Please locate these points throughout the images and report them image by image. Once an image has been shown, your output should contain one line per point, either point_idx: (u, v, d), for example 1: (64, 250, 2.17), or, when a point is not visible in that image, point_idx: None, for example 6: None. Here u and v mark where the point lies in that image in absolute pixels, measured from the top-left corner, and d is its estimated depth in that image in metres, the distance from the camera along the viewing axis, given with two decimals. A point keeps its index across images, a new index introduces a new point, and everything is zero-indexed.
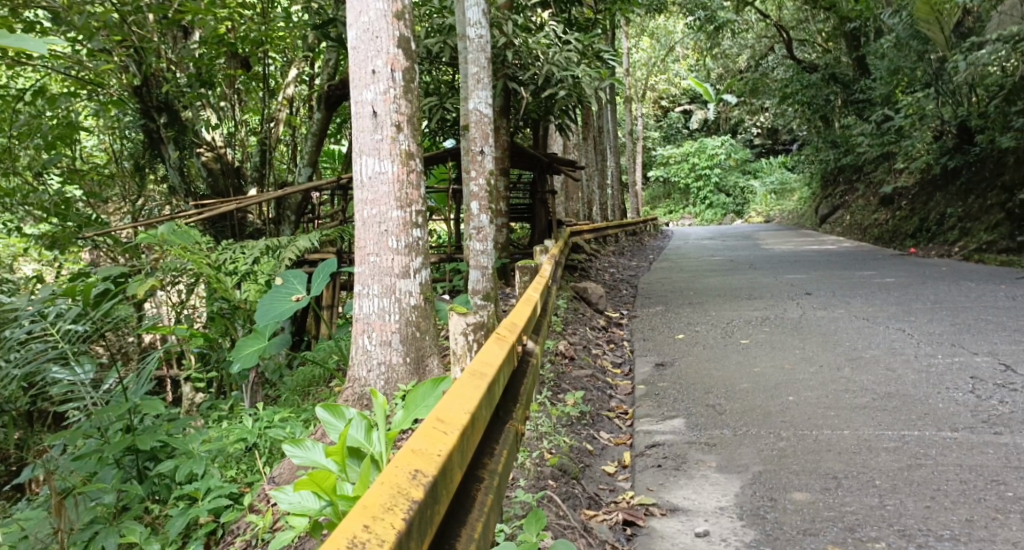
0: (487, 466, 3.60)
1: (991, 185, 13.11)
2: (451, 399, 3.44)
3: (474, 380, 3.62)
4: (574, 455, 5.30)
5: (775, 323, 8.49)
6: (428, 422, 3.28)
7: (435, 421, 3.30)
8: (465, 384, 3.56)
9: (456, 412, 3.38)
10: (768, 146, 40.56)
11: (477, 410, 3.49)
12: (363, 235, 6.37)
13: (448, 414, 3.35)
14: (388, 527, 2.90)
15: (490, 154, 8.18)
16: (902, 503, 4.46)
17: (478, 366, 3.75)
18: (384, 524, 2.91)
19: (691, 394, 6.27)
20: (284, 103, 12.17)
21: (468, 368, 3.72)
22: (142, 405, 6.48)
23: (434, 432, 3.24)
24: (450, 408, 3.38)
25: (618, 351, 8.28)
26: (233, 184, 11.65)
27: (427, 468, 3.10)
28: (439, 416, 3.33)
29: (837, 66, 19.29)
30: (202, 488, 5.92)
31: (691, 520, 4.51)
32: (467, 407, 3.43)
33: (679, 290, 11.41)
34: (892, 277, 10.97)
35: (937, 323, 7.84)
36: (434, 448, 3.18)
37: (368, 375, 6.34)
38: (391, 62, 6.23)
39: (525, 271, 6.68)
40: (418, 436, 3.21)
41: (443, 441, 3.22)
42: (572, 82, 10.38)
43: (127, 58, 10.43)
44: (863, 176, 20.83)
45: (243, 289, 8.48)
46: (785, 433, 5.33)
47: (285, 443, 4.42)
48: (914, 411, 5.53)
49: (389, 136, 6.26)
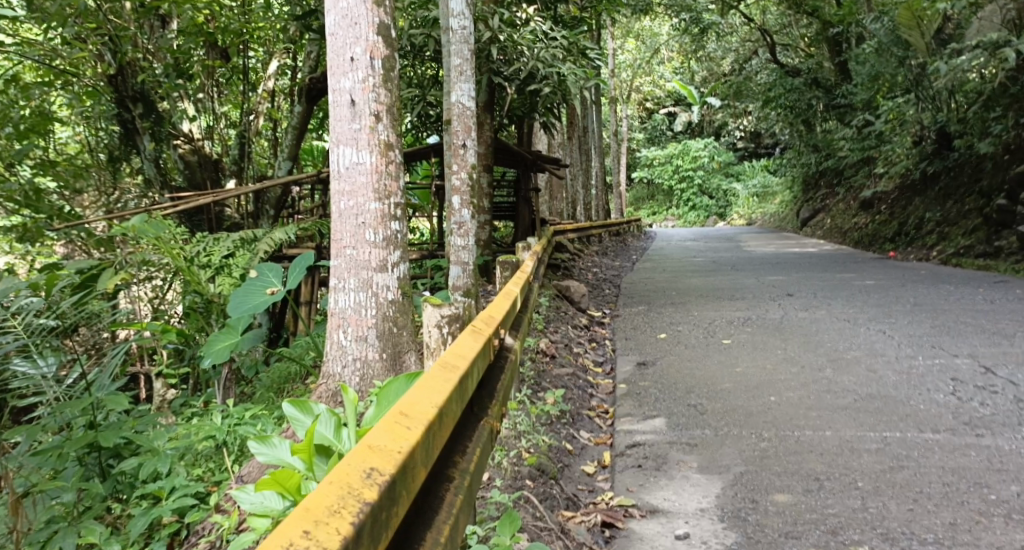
0: (458, 465, 3.48)
1: (970, 190, 13.12)
2: (420, 392, 3.30)
3: (446, 373, 3.50)
4: (553, 454, 5.19)
5: (757, 324, 8.42)
6: (391, 416, 3.13)
7: (399, 415, 3.15)
8: (436, 377, 3.43)
9: (423, 406, 3.23)
10: (751, 150, 40.66)
11: (446, 404, 3.35)
12: (340, 227, 6.24)
13: (414, 409, 3.20)
14: (333, 532, 2.68)
15: (472, 148, 8.06)
16: (884, 506, 4.37)
17: (451, 359, 3.64)
18: (327, 529, 2.69)
19: (673, 394, 6.17)
20: (264, 96, 12.01)
21: (441, 360, 3.60)
22: (105, 400, 6.27)
23: (396, 428, 3.08)
24: (418, 402, 3.24)
25: (600, 350, 8.18)
26: (211, 177, 11.47)
27: (384, 466, 2.91)
28: (404, 410, 3.18)
29: (819, 69, 19.38)
30: (167, 486, 5.78)
31: (670, 522, 4.40)
32: (435, 401, 3.30)
33: (661, 290, 11.34)
34: (873, 279, 10.94)
35: (918, 326, 7.78)
36: (395, 444, 3.01)
37: (342, 371, 6.20)
38: (370, 49, 6.09)
39: (506, 267, 6.54)
40: (379, 432, 3.04)
41: (406, 437, 3.05)
42: (557, 79, 10.34)
43: (102, 47, 10.21)
44: (844, 180, 20.86)
45: (217, 283, 8.35)
46: (767, 434, 5.25)
47: (250, 440, 4.30)
48: (896, 413, 5.46)
49: (368, 126, 6.13)
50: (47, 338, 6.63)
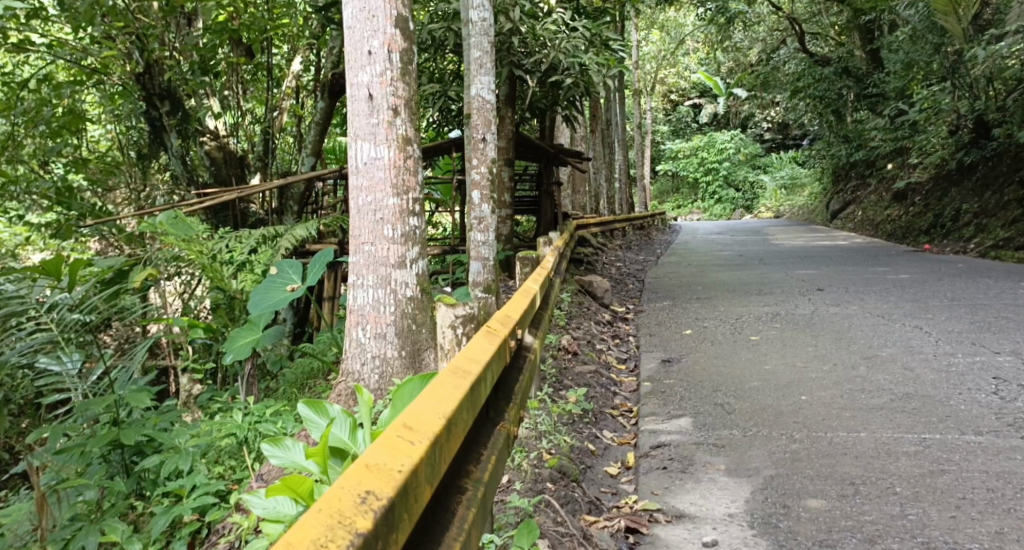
0: (472, 475, 3.36)
1: (1007, 181, 12.80)
2: (428, 401, 3.19)
3: (457, 378, 3.38)
4: (575, 455, 5.06)
5: (787, 319, 8.24)
6: (393, 429, 3.02)
7: (402, 428, 3.04)
8: (445, 384, 3.31)
9: (429, 417, 3.12)
10: (779, 141, 40.17)
11: (456, 412, 3.23)
12: (358, 223, 6.13)
13: (419, 420, 3.08)
14: None
15: (492, 142, 7.93)
16: (924, 513, 4.20)
17: (463, 362, 3.51)
18: None
19: (699, 392, 6.02)
20: (289, 92, 11.86)
21: (453, 364, 3.48)
22: (128, 397, 6.15)
23: (398, 444, 2.97)
24: (424, 413, 3.12)
25: (624, 347, 8.03)
26: (236, 174, 11.41)
27: (381, 489, 2.81)
28: (409, 422, 3.07)
29: (850, 59, 19.08)
30: (187, 486, 5.70)
31: (698, 528, 4.25)
32: (443, 411, 3.17)
33: (688, 285, 11.15)
34: (906, 273, 10.69)
35: (955, 321, 7.57)
36: (395, 463, 2.90)
37: (361, 369, 6.10)
38: (388, 43, 5.98)
39: (527, 263, 6.39)
40: (378, 449, 2.94)
41: (407, 454, 2.94)
42: (579, 70, 10.16)
43: (129, 46, 10.16)
44: (874, 172, 20.52)
45: (239, 279, 8.22)
46: (798, 435, 5.08)
47: (264, 442, 4.22)
48: (935, 413, 5.28)
49: (386, 120, 6.01)
50: (72, 335, 6.56)
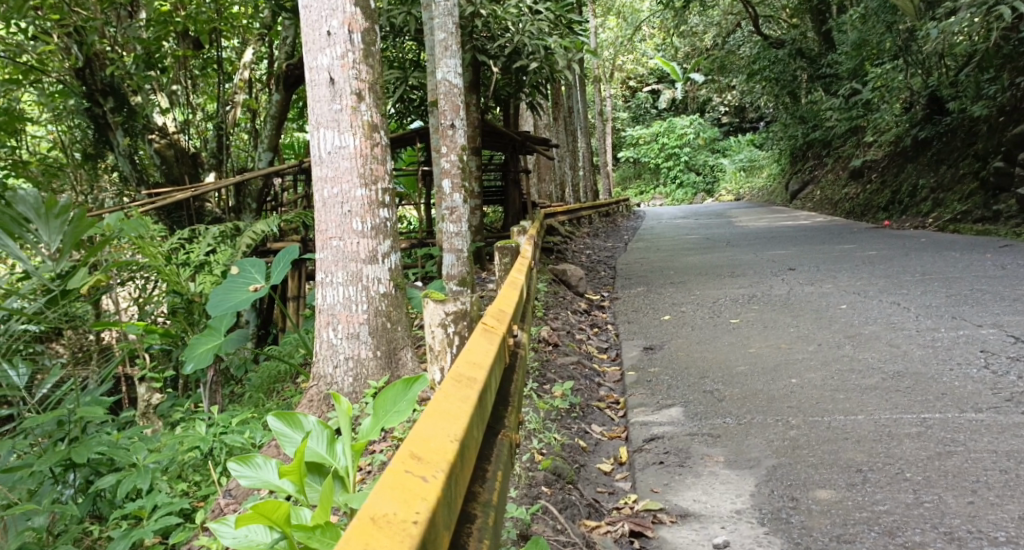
0: (480, 498, 3.09)
1: (963, 154, 12.72)
2: (435, 422, 2.93)
3: (461, 390, 3.13)
4: (567, 454, 4.80)
5: (764, 300, 8.04)
6: (400, 463, 2.74)
7: (410, 460, 2.76)
8: (450, 398, 3.05)
9: (439, 442, 2.85)
10: (735, 125, 40.25)
11: (465, 435, 2.96)
12: (324, 217, 5.80)
13: (428, 449, 2.81)
14: None
15: (461, 128, 7.64)
16: (941, 499, 4.00)
17: (466, 369, 3.27)
18: None
19: (686, 380, 5.78)
20: (241, 85, 11.40)
21: (455, 372, 3.23)
22: (78, 412, 5.79)
23: (408, 484, 2.68)
24: (432, 438, 2.85)
25: (603, 335, 7.78)
26: (188, 172, 11.00)
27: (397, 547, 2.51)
28: (417, 451, 2.79)
29: (803, 40, 18.96)
30: (148, 506, 5.43)
31: (706, 528, 4.02)
32: (453, 433, 2.91)
33: (658, 270, 10.90)
34: (873, 249, 10.54)
35: (931, 295, 7.42)
36: (408, 512, 2.61)
37: (334, 373, 5.78)
38: (348, 23, 5.69)
39: (505, 253, 6.11)
40: (387, 495, 2.64)
41: (422, 498, 2.65)
42: (544, 53, 10.04)
43: (66, 39, 9.76)
44: (831, 151, 20.51)
45: (197, 282, 7.89)
46: (794, 421, 4.86)
47: (231, 459, 3.89)
48: (931, 391, 5.09)
49: (349, 106, 5.71)
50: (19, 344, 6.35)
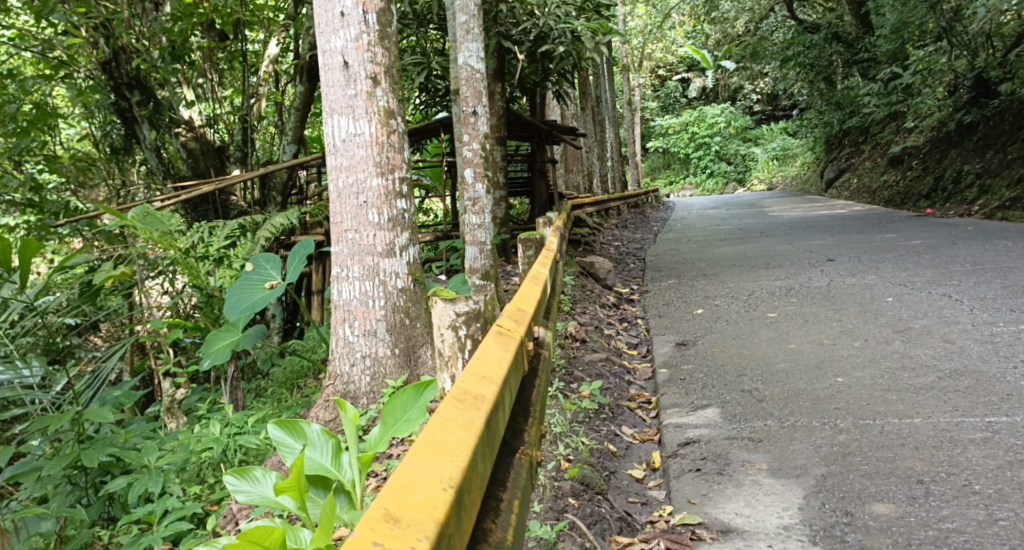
0: (491, 538, 2.92)
1: (1012, 139, 12.21)
2: (427, 463, 2.75)
3: (463, 414, 2.94)
4: (595, 460, 4.50)
5: (803, 293, 7.68)
6: (375, 526, 2.58)
7: (385, 523, 2.59)
8: (448, 429, 2.86)
9: (427, 494, 2.67)
10: (768, 112, 39.60)
11: (462, 478, 2.76)
12: (338, 208, 5.53)
13: (411, 506, 2.63)
14: None
15: (483, 115, 7.34)
16: (1017, 517, 3.69)
17: (473, 385, 3.08)
18: None
19: (722, 378, 5.44)
20: (266, 77, 11.16)
21: (460, 390, 3.04)
22: (86, 413, 5.52)
23: None
24: (418, 488, 2.67)
25: (633, 330, 7.45)
26: (214, 165, 10.79)
27: None
28: (398, 509, 2.62)
29: (839, 24, 18.40)
30: (159, 512, 5.17)
31: (750, 546, 3.71)
32: (446, 478, 2.72)
33: (690, 262, 10.52)
34: (917, 238, 10.08)
35: (985, 287, 7.01)
36: None
37: (351, 371, 5.51)
38: (362, 3, 5.41)
39: (529, 245, 5.81)
40: None
41: None
42: (571, 37, 9.60)
43: (93, 33, 9.64)
44: (868, 137, 19.95)
45: (217, 276, 7.72)
46: (844, 424, 4.51)
47: (228, 471, 3.77)
48: (993, 392, 4.71)
49: (364, 91, 5.43)
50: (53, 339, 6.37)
